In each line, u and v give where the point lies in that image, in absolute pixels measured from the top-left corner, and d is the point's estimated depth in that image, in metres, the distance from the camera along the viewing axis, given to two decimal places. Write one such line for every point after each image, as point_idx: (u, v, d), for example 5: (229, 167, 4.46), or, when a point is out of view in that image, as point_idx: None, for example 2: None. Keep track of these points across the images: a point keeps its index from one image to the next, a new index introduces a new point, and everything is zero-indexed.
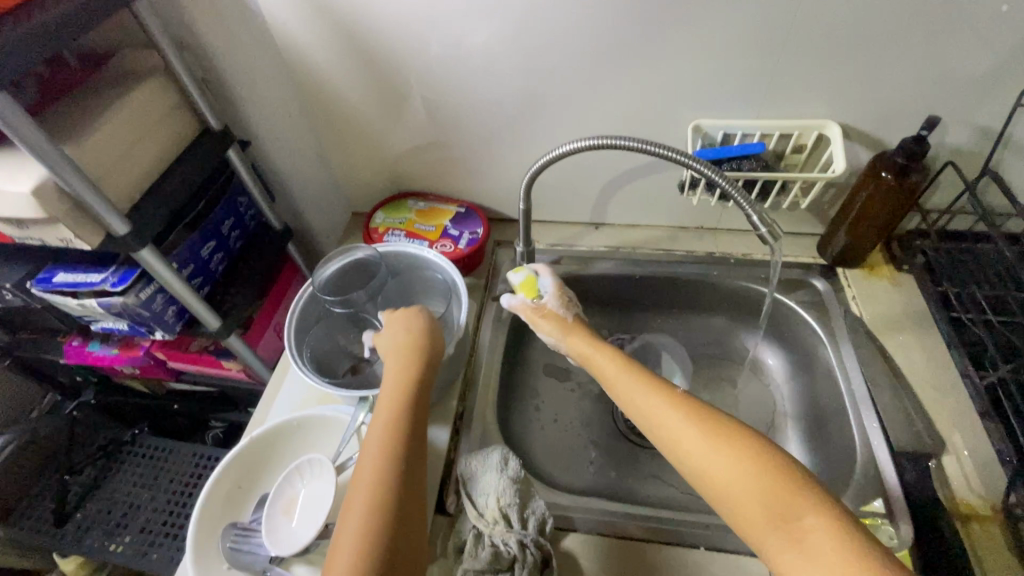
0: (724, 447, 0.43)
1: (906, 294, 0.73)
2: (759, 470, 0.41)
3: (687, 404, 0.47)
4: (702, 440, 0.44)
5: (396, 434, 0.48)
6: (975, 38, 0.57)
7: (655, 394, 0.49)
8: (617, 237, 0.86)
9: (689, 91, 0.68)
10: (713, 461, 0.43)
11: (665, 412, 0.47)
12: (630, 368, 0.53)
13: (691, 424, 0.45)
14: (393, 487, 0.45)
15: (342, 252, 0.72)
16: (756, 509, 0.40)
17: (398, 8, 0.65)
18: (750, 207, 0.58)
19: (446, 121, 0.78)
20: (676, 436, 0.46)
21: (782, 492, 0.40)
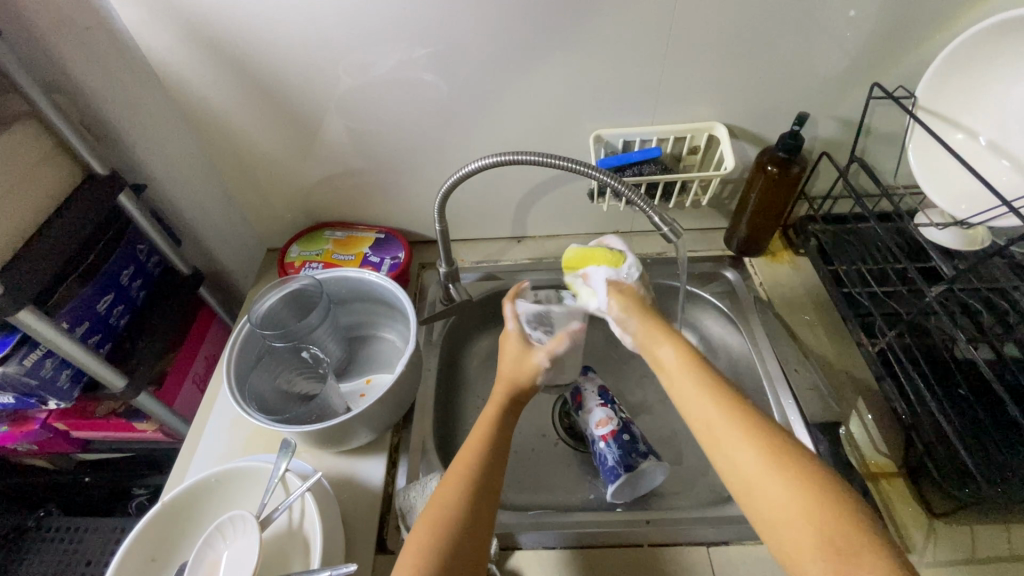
0: (782, 473, 0.42)
1: (804, 275, 0.79)
2: (816, 500, 0.40)
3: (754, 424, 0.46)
4: (772, 477, 0.42)
5: (470, 471, 0.50)
6: (827, 42, 0.64)
7: (717, 407, 0.47)
8: (540, 249, 0.87)
9: (588, 104, 0.71)
10: (773, 495, 0.42)
11: (719, 421, 0.46)
12: (689, 365, 0.51)
13: (754, 450, 0.44)
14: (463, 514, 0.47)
15: (284, 279, 0.66)
16: (806, 535, 0.39)
17: (289, 44, 0.65)
18: (652, 210, 0.61)
19: (356, 150, 0.77)
20: (730, 448, 0.45)
21: (826, 517, 0.39)
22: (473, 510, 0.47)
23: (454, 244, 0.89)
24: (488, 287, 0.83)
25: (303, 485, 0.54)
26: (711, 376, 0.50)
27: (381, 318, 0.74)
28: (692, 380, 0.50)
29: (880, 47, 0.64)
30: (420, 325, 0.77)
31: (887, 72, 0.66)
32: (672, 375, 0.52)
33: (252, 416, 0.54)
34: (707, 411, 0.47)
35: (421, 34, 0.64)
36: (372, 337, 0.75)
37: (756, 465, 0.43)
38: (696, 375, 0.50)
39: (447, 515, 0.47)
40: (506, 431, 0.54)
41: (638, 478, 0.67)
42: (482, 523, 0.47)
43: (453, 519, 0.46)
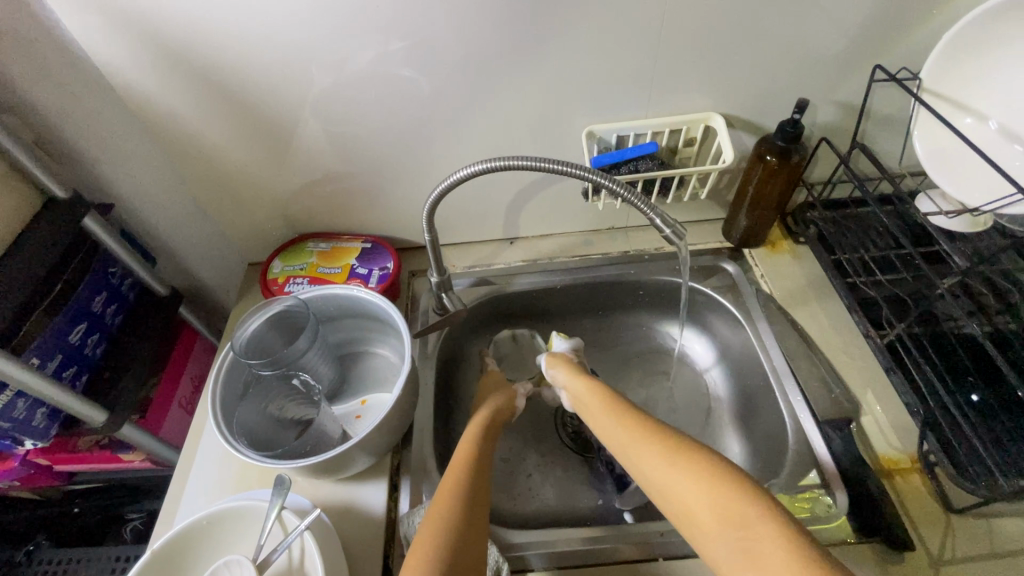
0: (685, 469, 0.48)
1: (806, 265, 0.77)
2: (710, 485, 0.46)
3: (664, 437, 0.53)
4: (677, 471, 0.49)
5: (457, 475, 0.55)
6: (825, 24, 0.61)
7: (629, 425, 0.56)
8: (534, 250, 0.84)
9: (578, 98, 0.68)
10: (677, 488, 0.48)
11: (632, 439, 0.55)
12: (607, 398, 0.61)
13: (657, 451, 0.52)
14: (454, 509, 0.51)
15: (267, 302, 0.62)
16: (711, 519, 0.44)
17: (254, 44, 0.60)
18: (652, 210, 0.58)
19: (335, 156, 0.73)
20: (641, 457, 0.53)
21: (726, 496, 0.45)
22: (467, 514, 0.51)
23: (445, 248, 0.85)
24: (482, 293, 0.80)
25: (302, 523, 0.51)
26: (625, 404, 0.59)
27: (373, 333, 0.70)
28: (607, 411, 0.60)
29: (881, 27, 0.61)
30: (414, 338, 0.74)
31: (889, 51, 0.63)
32: (594, 411, 0.61)
33: (242, 454, 0.51)
34: (624, 435, 0.56)
35: (397, 27, 0.60)
36: (364, 353, 0.71)
37: (661, 467, 0.50)
38: (612, 408, 0.60)
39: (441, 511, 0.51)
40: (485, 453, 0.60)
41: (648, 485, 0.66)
42: (477, 524, 0.52)
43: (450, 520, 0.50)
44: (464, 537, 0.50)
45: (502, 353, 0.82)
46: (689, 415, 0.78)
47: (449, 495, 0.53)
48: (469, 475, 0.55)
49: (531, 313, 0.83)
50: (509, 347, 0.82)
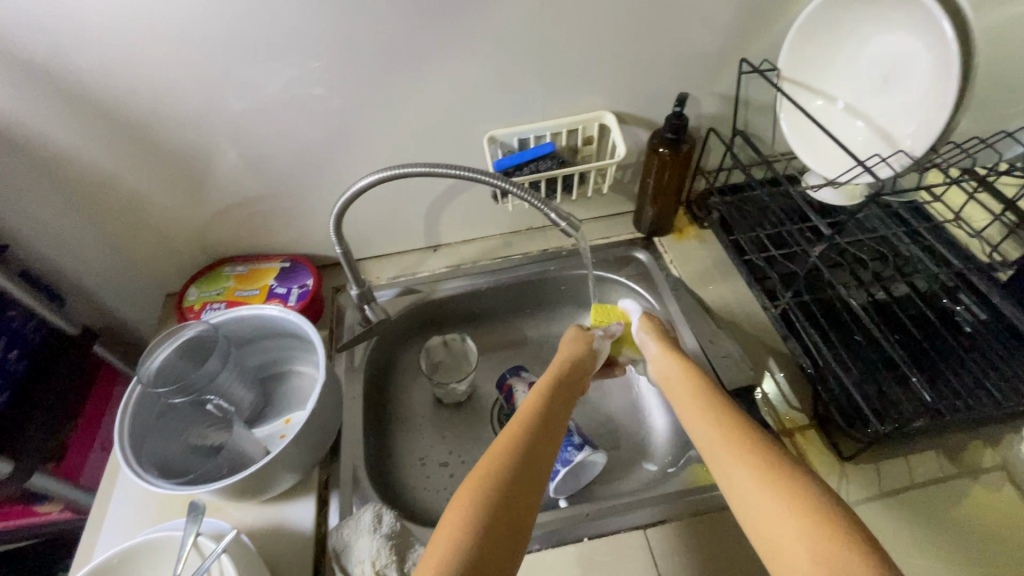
0: (776, 492, 0.42)
1: (710, 247, 0.82)
2: (804, 515, 0.40)
3: (749, 436, 0.48)
4: (763, 493, 0.43)
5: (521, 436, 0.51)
6: (691, 23, 0.66)
7: (720, 428, 0.50)
8: (457, 256, 0.86)
9: (476, 106, 0.70)
10: (763, 510, 0.42)
11: (721, 444, 0.48)
12: (699, 395, 0.55)
13: (747, 466, 0.45)
14: (506, 474, 0.47)
15: (174, 329, 0.61)
16: (797, 545, 0.39)
17: (142, 68, 0.60)
18: (547, 206, 0.61)
19: (242, 177, 0.72)
20: (730, 466, 0.46)
21: (816, 530, 0.39)
22: (517, 479, 0.47)
23: (369, 262, 0.86)
24: (407, 302, 0.81)
25: (219, 547, 0.50)
26: (719, 403, 0.53)
27: (294, 350, 0.69)
28: (698, 406, 0.54)
29: (741, 25, 0.67)
30: (340, 351, 0.74)
31: (752, 47, 0.69)
32: (684, 401, 0.56)
33: (149, 483, 0.50)
34: (712, 434, 0.50)
35: (287, 46, 0.61)
36: (287, 371, 0.71)
37: (747, 481, 0.44)
38: (703, 402, 0.54)
39: (487, 479, 0.47)
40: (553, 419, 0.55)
41: (575, 474, 0.69)
42: (525, 488, 0.47)
43: (500, 480, 0.47)
44: (513, 500, 0.46)
45: (436, 360, 0.81)
46: (617, 401, 0.81)
47: (505, 455, 0.49)
48: (529, 440, 0.51)
49: (459, 317, 0.85)
50: (442, 353, 0.82)
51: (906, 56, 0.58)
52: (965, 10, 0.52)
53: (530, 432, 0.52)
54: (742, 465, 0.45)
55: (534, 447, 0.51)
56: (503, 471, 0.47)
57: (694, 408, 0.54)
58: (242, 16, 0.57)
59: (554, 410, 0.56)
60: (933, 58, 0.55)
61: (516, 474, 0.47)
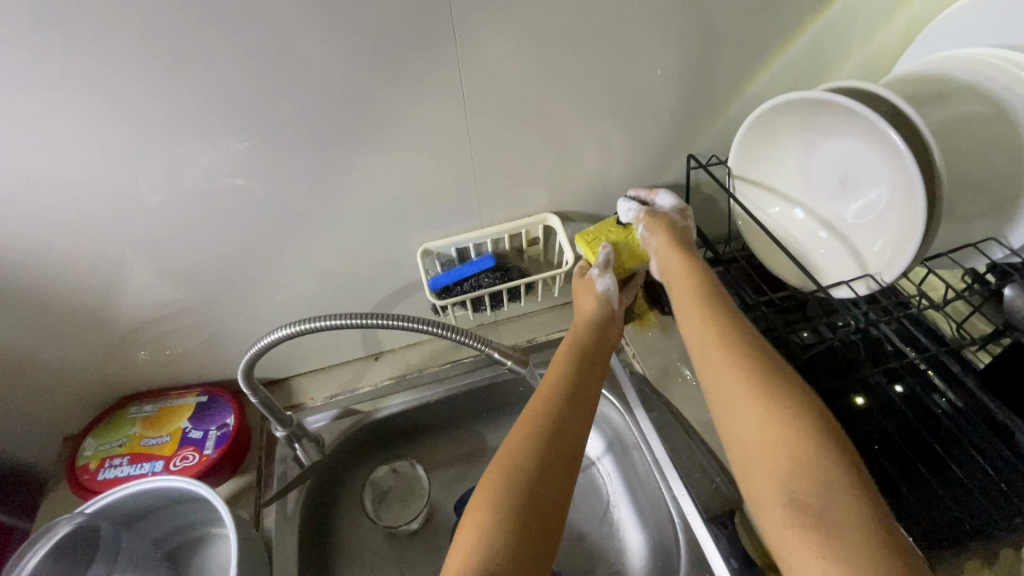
0: (787, 433, 0.42)
1: (673, 339, 0.77)
2: (810, 460, 0.40)
3: (746, 353, 0.48)
4: (774, 430, 0.42)
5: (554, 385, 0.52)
6: (632, 119, 0.62)
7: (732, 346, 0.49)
8: (402, 363, 0.78)
9: (407, 217, 0.64)
10: (769, 449, 0.42)
11: (731, 371, 0.47)
12: (701, 297, 0.55)
13: (755, 397, 0.44)
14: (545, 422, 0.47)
15: (42, 532, 0.51)
16: (800, 493, 0.39)
17: (6, 210, 0.51)
18: (485, 344, 0.63)
19: (147, 309, 0.64)
20: (735, 400, 0.46)
21: (826, 477, 0.39)
22: (557, 428, 0.47)
23: (302, 379, 0.77)
24: (345, 426, 0.72)
25: None
26: (723, 314, 0.52)
27: (204, 514, 0.58)
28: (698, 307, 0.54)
29: (684, 118, 0.64)
30: (266, 504, 0.64)
31: (698, 139, 0.66)
32: (684, 297, 0.56)
33: None
34: (715, 351, 0.49)
35: (189, 176, 0.53)
36: (201, 541, 0.59)
37: (753, 419, 0.44)
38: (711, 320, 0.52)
39: (527, 427, 0.47)
40: (585, 368, 0.55)
41: None
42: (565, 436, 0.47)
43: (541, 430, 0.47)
44: (552, 447, 0.46)
45: (383, 489, 0.73)
46: (588, 516, 0.73)
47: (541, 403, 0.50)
48: (564, 388, 0.51)
49: (407, 433, 0.76)
50: (390, 480, 0.73)
51: (857, 157, 0.54)
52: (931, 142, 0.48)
53: (562, 381, 0.52)
54: (756, 405, 0.44)
55: (572, 395, 0.51)
56: (542, 420, 0.48)
57: (693, 316, 0.53)
58: (132, 150, 0.50)
59: (583, 358, 0.56)
60: (886, 164, 0.51)
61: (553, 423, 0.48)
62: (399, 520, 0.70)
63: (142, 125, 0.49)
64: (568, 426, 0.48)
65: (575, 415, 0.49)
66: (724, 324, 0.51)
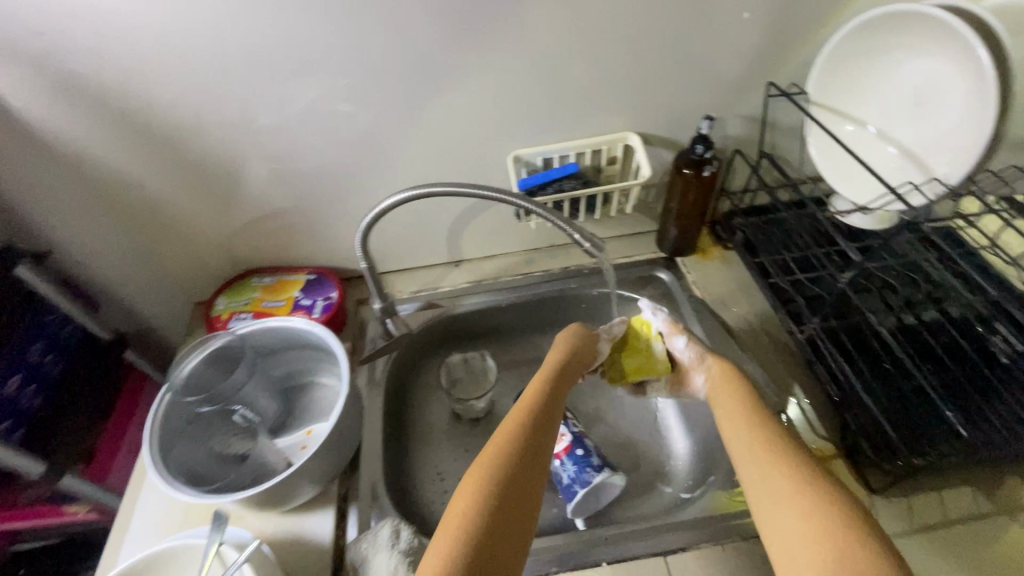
0: (818, 512, 0.44)
1: (734, 270, 0.81)
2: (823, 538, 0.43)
3: (786, 454, 0.50)
4: (799, 513, 0.45)
5: (514, 430, 0.54)
6: (719, 44, 0.66)
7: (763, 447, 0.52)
8: (478, 271, 0.86)
9: (502, 127, 0.71)
10: (785, 537, 0.45)
11: (761, 467, 0.50)
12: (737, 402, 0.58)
13: (787, 482, 0.48)
14: (515, 465, 0.51)
15: (203, 339, 0.64)
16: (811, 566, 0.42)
17: (182, 85, 0.62)
18: (570, 227, 0.61)
19: (277, 189, 0.74)
20: (765, 492, 0.49)
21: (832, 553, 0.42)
22: (520, 473, 0.50)
23: (391, 275, 0.87)
24: (428, 316, 0.82)
25: (241, 557, 0.50)
26: (757, 415, 0.56)
27: (317, 361, 0.71)
28: (741, 407, 0.57)
29: (770, 48, 0.67)
30: (361, 364, 0.75)
31: (779, 72, 0.69)
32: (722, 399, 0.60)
33: (177, 491, 0.52)
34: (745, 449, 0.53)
35: (324, 69, 0.63)
36: (309, 384, 0.71)
37: (777, 508, 0.47)
38: (751, 424, 0.55)
39: (493, 468, 0.50)
40: (549, 419, 0.57)
41: (591, 496, 0.68)
42: (532, 483, 0.50)
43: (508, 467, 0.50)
44: (519, 486, 0.49)
45: (454, 376, 0.81)
46: (636, 421, 0.80)
47: (503, 445, 0.52)
48: (531, 433, 0.54)
49: (478, 332, 0.85)
50: (461, 370, 0.82)
51: (941, 79, 0.58)
52: (998, 34, 0.54)
53: (524, 429, 0.55)
54: (786, 492, 0.47)
55: (533, 441, 0.54)
56: (512, 463, 0.51)
57: (738, 415, 0.57)
58: (283, 41, 0.60)
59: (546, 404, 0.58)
60: (970, 82, 0.55)
61: (517, 465, 0.51)
62: (467, 405, 0.78)
63: (292, 18, 0.58)
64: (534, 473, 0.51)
65: (536, 465, 0.52)
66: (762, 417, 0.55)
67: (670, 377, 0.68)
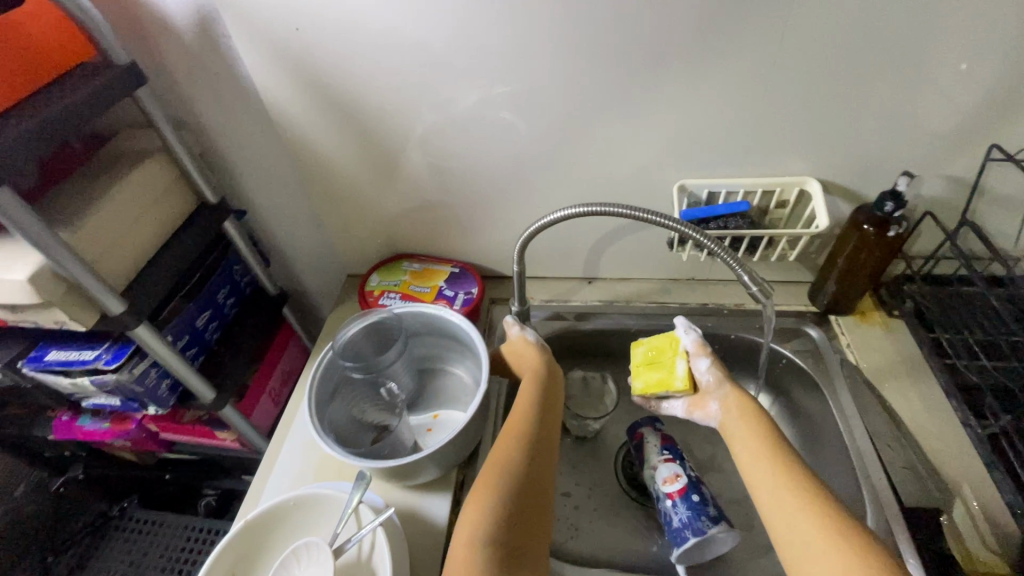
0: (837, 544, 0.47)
1: (898, 340, 0.74)
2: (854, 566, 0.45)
3: (808, 488, 0.52)
4: (826, 545, 0.47)
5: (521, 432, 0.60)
6: (940, 97, 0.60)
7: (785, 481, 0.53)
8: (611, 292, 0.87)
9: (675, 156, 0.71)
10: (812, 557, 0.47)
11: (788, 499, 0.52)
12: (757, 435, 0.59)
13: (812, 519, 0.49)
14: (518, 463, 0.56)
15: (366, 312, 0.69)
16: None
17: (390, 85, 0.67)
18: (739, 266, 0.59)
19: (447, 187, 0.79)
20: (791, 525, 0.50)
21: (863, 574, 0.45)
22: (527, 466, 0.56)
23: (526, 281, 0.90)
24: (557, 327, 0.83)
25: (375, 520, 0.56)
26: (774, 447, 0.57)
27: (453, 352, 0.75)
28: (752, 443, 0.58)
29: (1002, 107, 0.60)
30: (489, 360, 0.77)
31: (1005, 134, 0.62)
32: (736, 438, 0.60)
33: (330, 446, 0.57)
34: (771, 480, 0.54)
35: (520, 82, 0.66)
36: (441, 371, 0.76)
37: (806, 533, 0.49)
38: (767, 456, 0.56)
39: (503, 467, 0.56)
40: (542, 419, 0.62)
41: (702, 545, 0.64)
42: (537, 477, 0.56)
43: (517, 467, 0.56)
44: (526, 483, 0.55)
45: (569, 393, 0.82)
46: None
47: (510, 441, 0.59)
48: (534, 436, 0.60)
49: (602, 351, 0.85)
50: (577, 388, 0.83)
51: None
52: None
53: (529, 428, 0.60)
54: (809, 519, 0.49)
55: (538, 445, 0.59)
56: (514, 461, 0.57)
57: (768, 459, 0.56)
58: (491, 54, 0.63)
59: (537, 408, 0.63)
60: None
61: (524, 460, 0.57)
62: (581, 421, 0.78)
63: (507, 34, 0.61)
64: (538, 468, 0.57)
65: (541, 462, 0.58)
66: (779, 452, 0.56)
67: (688, 401, 0.67)
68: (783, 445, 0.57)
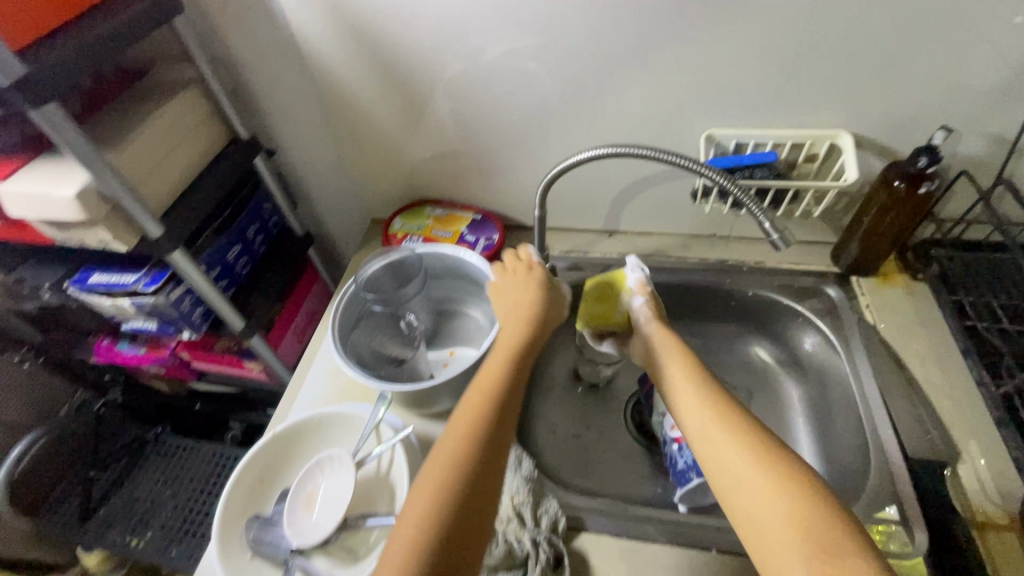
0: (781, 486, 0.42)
1: (919, 302, 0.73)
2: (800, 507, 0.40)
3: (741, 426, 0.47)
4: (768, 486, 0.42)
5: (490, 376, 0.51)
6: (991, 47, 0.58)
7: (725, 426, 0.47)
8: (631, 245, 0.87)
9: (705, 105, 0.70)
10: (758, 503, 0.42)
11: (723, 440, 0.46)
12: (694, 378, 0.53)
13: (750, 460, 0.44)
14: (485, 412, 0.48)
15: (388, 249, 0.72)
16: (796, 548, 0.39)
17: (420, 21, 0.66)
18: (762, 214, 0.58)
19: (472, 132, 0.79)
20: (731, 470, 0.45)
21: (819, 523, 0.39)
22: (502, 410, 0.49)
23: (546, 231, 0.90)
24: (575, 277, 0.83)
25: (395, 437, 0.60)
26: (717, 391, 0.52)
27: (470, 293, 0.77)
28: (691, 385, 0.53)
29: None
30: None
31: None
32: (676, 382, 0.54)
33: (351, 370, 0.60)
34: (710, 425, 0.48)
35: (551, 20, 0.64)
36: (457, 312, 0.78)
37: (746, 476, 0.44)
38: (707, 401, 0.50)
39: (472, 415, 0.48)
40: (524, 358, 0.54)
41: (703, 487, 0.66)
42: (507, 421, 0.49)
43: (484, 416, 0.48)
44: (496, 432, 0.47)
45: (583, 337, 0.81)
46: None
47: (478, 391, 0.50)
48: (505, 379, 0.51)
49: None
50: None
51: None
52: None
53: (504, 371, 0.51)
54: (752, 463, 0.44)
55: (510, 394, 0.50)
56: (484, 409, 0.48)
57: (700, 404, 0.50)
58: None
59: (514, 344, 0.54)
60: None
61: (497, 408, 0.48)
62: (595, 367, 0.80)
63: None
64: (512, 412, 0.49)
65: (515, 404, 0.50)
66: (719, 397, 0.51)
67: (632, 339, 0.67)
68: (719, 389, 0.52)
